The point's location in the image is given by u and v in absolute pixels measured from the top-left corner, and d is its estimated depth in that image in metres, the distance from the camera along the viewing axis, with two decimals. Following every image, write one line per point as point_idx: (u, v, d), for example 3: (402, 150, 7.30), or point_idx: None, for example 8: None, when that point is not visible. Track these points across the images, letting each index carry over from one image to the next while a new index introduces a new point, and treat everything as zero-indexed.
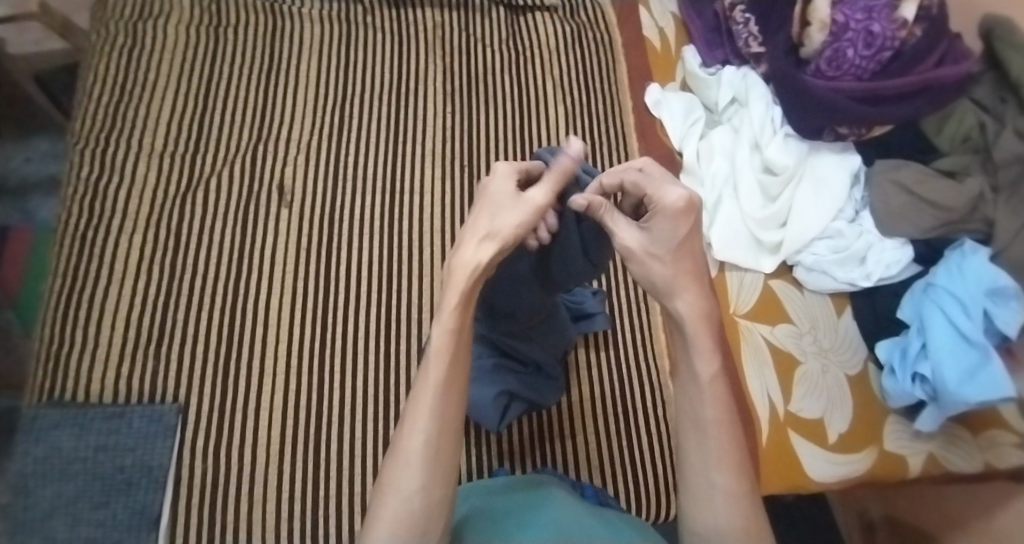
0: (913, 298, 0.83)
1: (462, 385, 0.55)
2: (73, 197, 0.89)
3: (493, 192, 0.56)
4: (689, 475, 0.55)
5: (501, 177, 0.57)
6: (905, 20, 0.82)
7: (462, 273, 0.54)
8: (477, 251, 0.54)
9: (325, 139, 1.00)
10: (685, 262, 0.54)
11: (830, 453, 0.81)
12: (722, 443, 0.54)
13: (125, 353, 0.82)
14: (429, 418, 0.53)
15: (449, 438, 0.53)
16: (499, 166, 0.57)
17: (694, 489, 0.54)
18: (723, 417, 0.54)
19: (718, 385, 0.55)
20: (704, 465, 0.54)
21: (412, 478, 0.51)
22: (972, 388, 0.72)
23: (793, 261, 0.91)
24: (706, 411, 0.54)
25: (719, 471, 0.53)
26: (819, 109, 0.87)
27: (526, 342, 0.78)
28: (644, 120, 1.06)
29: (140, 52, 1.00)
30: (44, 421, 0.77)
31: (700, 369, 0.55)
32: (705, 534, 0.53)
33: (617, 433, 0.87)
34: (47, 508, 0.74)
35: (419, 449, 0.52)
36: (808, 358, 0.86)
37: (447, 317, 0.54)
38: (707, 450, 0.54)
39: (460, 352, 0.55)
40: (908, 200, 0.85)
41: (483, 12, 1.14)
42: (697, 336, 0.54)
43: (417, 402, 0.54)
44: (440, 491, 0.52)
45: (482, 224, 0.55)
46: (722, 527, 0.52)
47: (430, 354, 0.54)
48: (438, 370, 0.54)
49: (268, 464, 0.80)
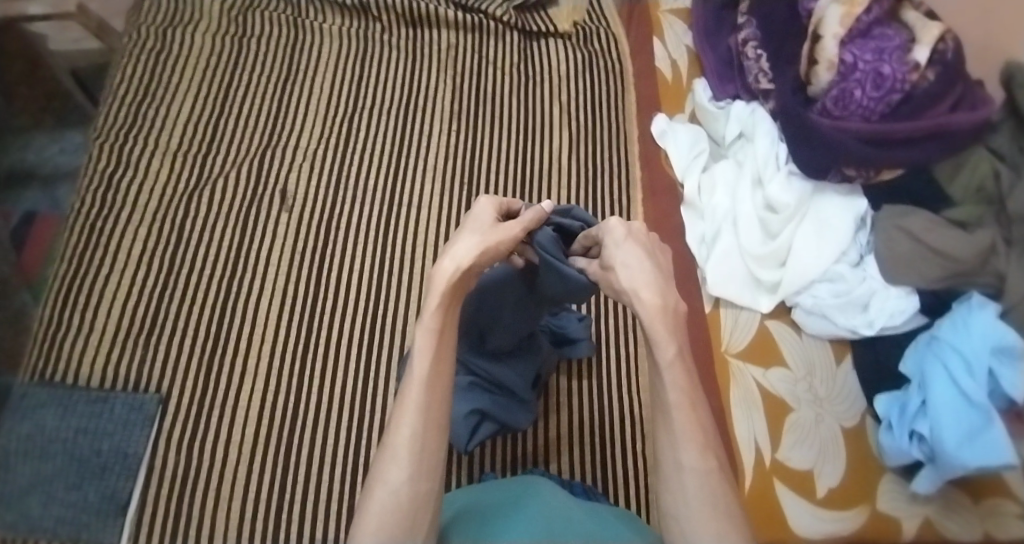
0: (917, 352, 0.77)
1: (447, 379, 0.51)
2: (88, 188, 0.94)
3: (474, 221, 0.57)
4: (660, 460, 0.49)
5: (483, 208, 0.58)
6: (917, 63, 0.80)
7: (441, 281, 0.52)
8: (455, 258, 0.53)
9: (332, 148, 1.03)
10: (642, 260, 0.52)
11: (817, 508, 0.75)
12: (689, 424, 0.47)
13: (117, 339, 0.85)
14: (416, 411, 0.48)
15: (438, 434, 0.49)
16: (483, 200, 0.59)
17: (666, 475, 0.48)
18: (687, 399, 0.48)
19: (680, 367, 0.48)
20: (671, 445, 0.47)
21: (398, 470, 0.46)
22: (972, 451, 0.66)
23: (792, 303, 0.87)
24: (668, 396, 0.48)
25: (688, 452, 0.46)
26: (823, 149, 0.86)
27: (498, 362, 0.78)
28: (649, 149, 1.06)
29: (168, 57, 1.07)
30: (33, 399, 0.80)
31: (659, 351, 0.48)
32: (681, 532, 0.46)
33: (591, 463, 0.84)
34: (24, 484, 0.76)
35: (406, 443, 0.47)
36: (801, 405, 0.82)
37: (431, 314, 0.52)
38: (674, 438, 0.47)
39: (445, 343, 0.52)
40: (915, 248, 0.80)
41: (497, 35, 1.17)
42: (652, 322, 0.49)
43: (404, 397, 0.49)
44: (427, 484, 0.47)
45: (459, 240, 0.54)
46: (696, 513, 0.45)
47: (413, 354, 0.51)
48: (424, 365, 0.50)
49: (239, 460, 0.81)
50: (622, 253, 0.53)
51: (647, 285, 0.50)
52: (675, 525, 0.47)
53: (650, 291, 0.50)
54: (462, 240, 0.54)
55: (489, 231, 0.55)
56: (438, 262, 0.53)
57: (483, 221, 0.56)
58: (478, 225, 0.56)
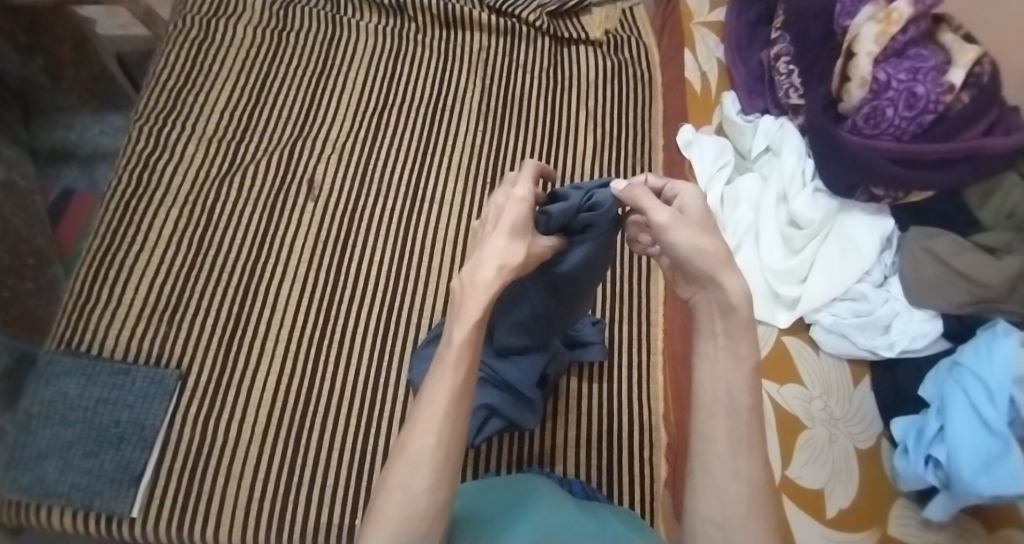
0: (937, 376, 0.75)
1: (473, 387, 0.50)
2: (126, 166, 0.97)
3: (511, 216, 0.54)
4: (708, 460, 0.47)
5: (522, 203, 0.55)
6: (952, 84, 0.80)
7: (480, 296, 0.50)
8: (501, 272, 0.51)
9: (359, 142, 1.05)
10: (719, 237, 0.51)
11: (826, 528, 0.73)
12: (753, 434, 0.47)
13: (142, 315, 0.88)
14: (442, 421, 0.48)
15: (458, 442, 0.48)
16: (520, 191, 0.55)
17: (715, 477, 0.46)
18: (757, 406, 0.47)
19: (755, 375, 0.48)
20: (731, 450, 0.46)
21: (419, 479, 0.46)
22: (988, 479, 0.65)
23: (811, 319, 0.86)
24: (740, 397, 0.47)
25: (747, 459, 0.46)
26: (853, 165, 0.85)
27: (500, 359, 0.78)
28: (674, 158, 1.04)
29: (210, 45, 1.10)
30: (57, 367, 0.82)
31: (743, 349, 0.49)
32: (720, 525, 0.46)
33: (598, 466, 0.85)
34: (43, 449, 0.79)
35: (430, 452, 0.47)
36: (816, 423, 0.80)
37: (468, 322, 0.50)
38: (738, 437, 0.47)
39: (476, 355, 0.50)
40: (941, 271, 0.79)
41: (529, 39, 1.18)
42: (742, 316, 0.49)
43: (429, 403, 0.48)
44: (445, 493, 0.47)
45: (500, 244, 0.52)
46: (742, 521, 0.45)
47: (446, 358, 0.49)
48: (455, 377, 0.49)
49: (251, 441, 0.82)
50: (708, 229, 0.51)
51: (725, 264, 0.50)
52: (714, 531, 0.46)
53: (735, 279, 0.49)
54: (505, 245, 0.52)
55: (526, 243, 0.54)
56: (484, 272, 0.50)
57: (521, 226, 0.54)
58: (518, 225, 0.54)
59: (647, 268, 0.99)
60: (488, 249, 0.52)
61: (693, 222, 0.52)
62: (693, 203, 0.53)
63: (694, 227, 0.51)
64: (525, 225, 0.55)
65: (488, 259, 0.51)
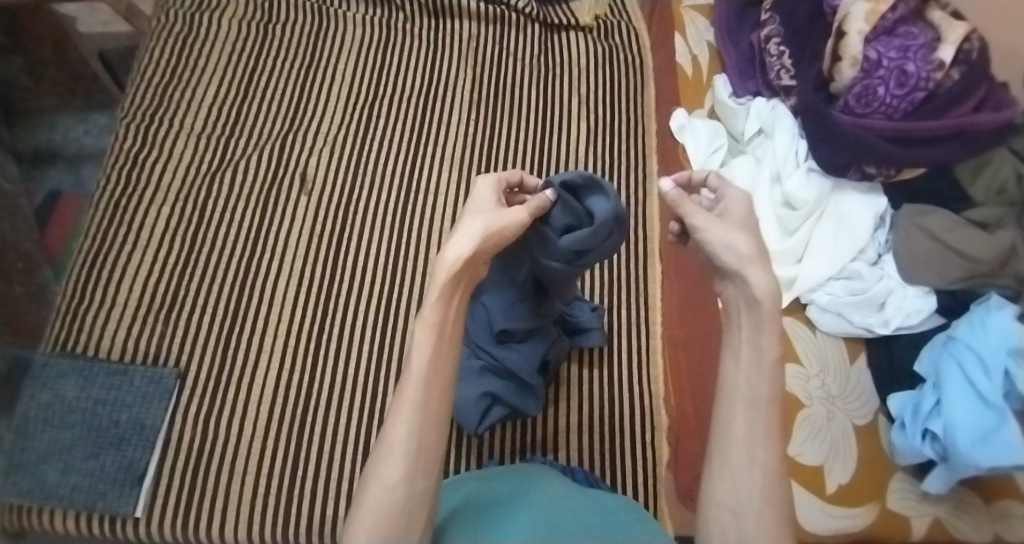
0: (933, 351, 0.75)
1: (447, 377, 0.50)
2: (114, 165, 0.96)
3: (476, 200, 0.57)
4: (726, 447, 0.48)
5: (483, 186, 0.59)
6: (942, 61, 0.77)
7: (443, 271, 0.51)
8: (459, 247, 0.52)
9: (352, 134, 1.04)
10: (751, 237, 0.52)
11: (828, 504, 0.75)
12: (773, 422, 0.47)
13: (137, 315, 0.87)
14: (415, 408, 0.48)
15: (436, 431, 0.49)
16: (482, 178, 0.59)
17: (734, 466, 0.47)
18: (779, 396, 0.48)
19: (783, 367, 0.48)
20: (749, 439, 0.47)
21: (394, 467, 0.47)
22: (985, 450, 0.63)
23: (806, 299, 0.87)
24: (762, 388, 0.48)
25: (765, 448, 0.47)
26: (845, 146, 0.86)
27: (500, 346, 0.78)
28: (667, 144, 1.06)
29: (195, 40, 1.08)
30: (53, 369, 0.82)
31: (767, 339, 0.49)
32: (736, 514, 0.46)
33: (601, 450, 0.85)
34: (42, 452, 0.79)
35: (403, 440, 0.47)
36: (814, 403, 0.80)
37: (431, 306, 0.51)
38: (756, 425, 0.47)
39: (444, 340, 0.51)
40: (934, 243, 0.77)
41: (518, 26, 1.17)
42: (768, 309, 0.49)
43: (402, 392, 0.49)
44: (423, 483, 0.47)
45: (461, 226, 0.54)
46: (754, 509, 0.45)
47: (413, 349, 0.50)
48: (422, 361, 0.49)
49: (253, 435, 0.82)
50: (735, 236, 0.52)
51: (756, 260, 0.50)
52: (729, 520, 0.46)
53: (762, 275, 0.49)
54: (465, 225, 0.54)
55: (492, 215, 0.55)
56: (441, 253, 0.52)
57: (485, 205, 0.56)
58: (483, 204, 0.56)
59: (645, 253, 0.98)
60: (452, 235, 0.54)
61: (731, 222, 0.53)
62: (738, 206, 0.55)
63: (732, 226, 0.53)
64: (493, 203, 0.57)
65: (450, 241, 0.53)
